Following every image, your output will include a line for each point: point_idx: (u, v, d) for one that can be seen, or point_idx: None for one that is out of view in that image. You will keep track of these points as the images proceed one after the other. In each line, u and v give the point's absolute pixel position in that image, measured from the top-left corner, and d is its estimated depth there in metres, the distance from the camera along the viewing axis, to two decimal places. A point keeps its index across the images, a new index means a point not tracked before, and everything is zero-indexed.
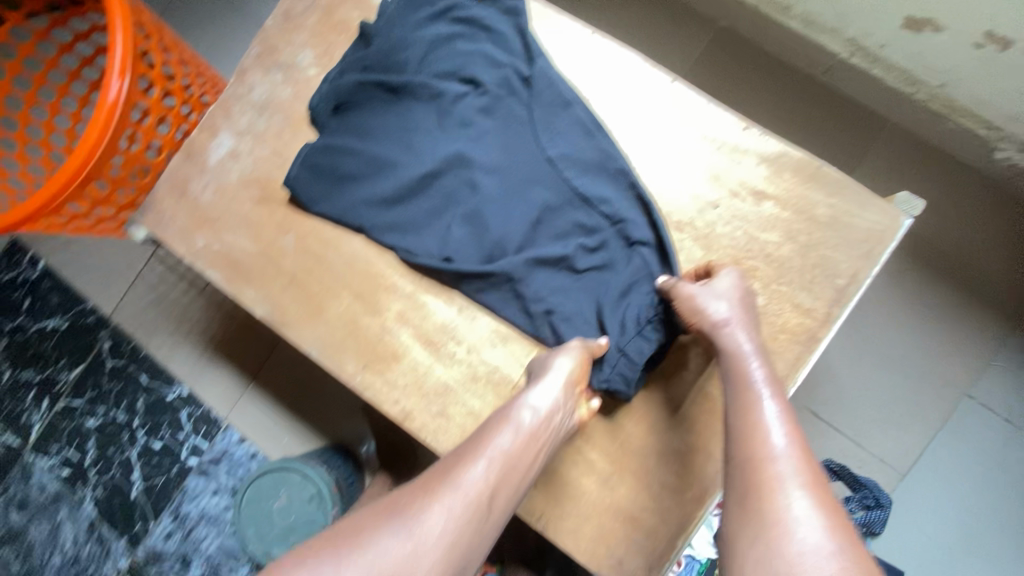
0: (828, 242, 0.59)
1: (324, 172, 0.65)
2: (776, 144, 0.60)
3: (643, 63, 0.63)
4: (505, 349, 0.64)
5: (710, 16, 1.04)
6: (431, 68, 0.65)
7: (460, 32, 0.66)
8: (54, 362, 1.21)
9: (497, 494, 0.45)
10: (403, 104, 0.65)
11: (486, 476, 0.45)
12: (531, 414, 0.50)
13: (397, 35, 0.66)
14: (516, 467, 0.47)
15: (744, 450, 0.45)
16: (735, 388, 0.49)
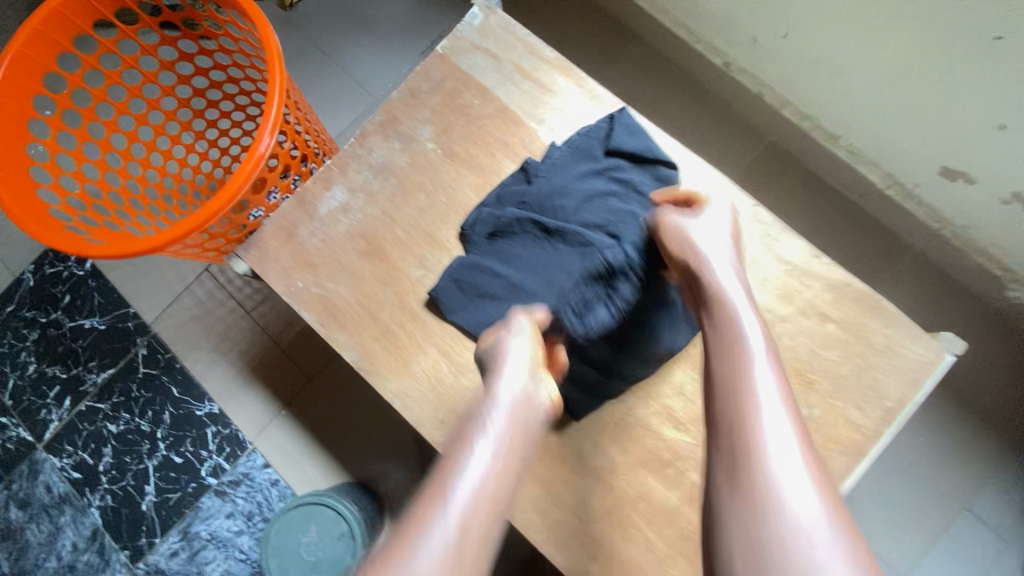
0: (880, 367, 0.67)
1: (466, 288, 0.71)
2: (841, 274, 0.68)
3: (731, 189, 0.72)
4: (578, 425, 0.70)
5: (761, 130, 1.15)
6: (583, 218, 0.70)
7: (614, 188, 0.71)
8: (85, 362, 1.21)
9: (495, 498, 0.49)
10: (553, 245, 0.70)
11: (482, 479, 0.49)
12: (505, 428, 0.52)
13: (556, 180, 0.72)
14: (507, 464, 0.51)
15: (733, 396, 0.48)
16: (722, 327, 0.52)
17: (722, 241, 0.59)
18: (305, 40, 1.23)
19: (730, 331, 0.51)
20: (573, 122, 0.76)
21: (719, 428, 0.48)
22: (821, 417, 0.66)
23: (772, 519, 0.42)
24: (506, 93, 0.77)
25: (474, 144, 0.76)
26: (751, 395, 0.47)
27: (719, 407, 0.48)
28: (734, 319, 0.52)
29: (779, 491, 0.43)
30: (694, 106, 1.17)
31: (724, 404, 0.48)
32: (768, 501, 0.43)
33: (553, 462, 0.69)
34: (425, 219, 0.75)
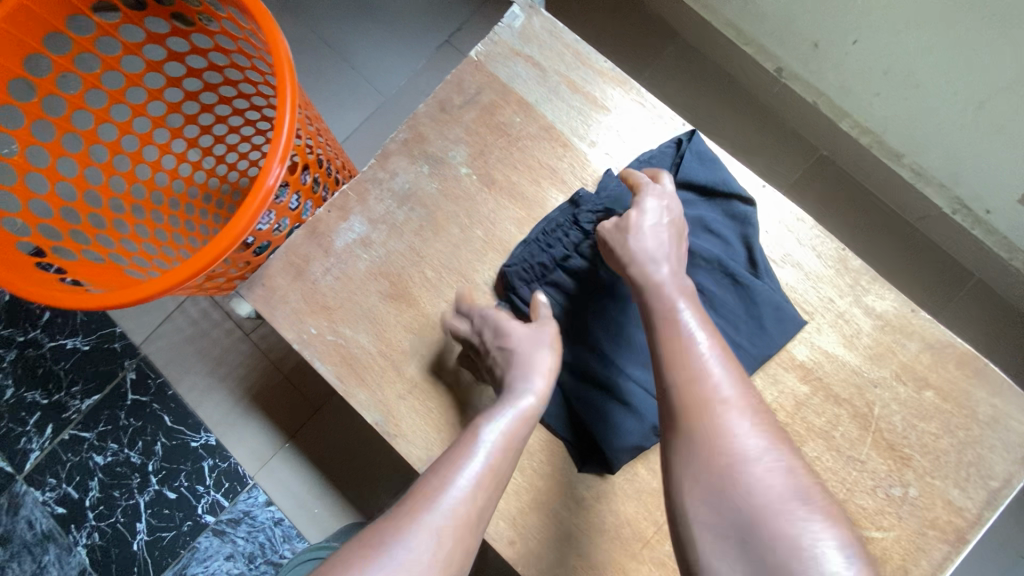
0: (985, 441, 0.58)
1: None
2: (942, 332, 0.59)
3: (815, 226, 0.62)
4: (638, 501, 0.60)
5: (813, 142, 1.05)
6: None
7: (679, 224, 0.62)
8: (67, 387, 1.10)
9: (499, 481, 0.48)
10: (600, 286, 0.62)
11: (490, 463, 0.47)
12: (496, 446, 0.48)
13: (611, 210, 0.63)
14: (515, 449, 0.50)
15: (692, 406, 0.45)
16: (669, 330, 0.49)
17: (665, 229, 0.55)
18: (309, 32, 1.10)
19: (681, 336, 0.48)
20: (630, 145, 0.65)
21: (683, 444, 0.45)
22: (916, 498, 0.58)
23: (761, 527, 0.40)
24: (552, 110, 0.67)
25: (515, 170, 0.66)
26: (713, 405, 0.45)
27: (679, 418, 0.45)
28: (682, 321, 0.49)
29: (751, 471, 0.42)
30: (740, 114, 1.07)
31: (688, 416, 0.45)
32: (752, 515, 0.40)
33: (607, 544, 0.59)
34: (458, 257, 0.65)
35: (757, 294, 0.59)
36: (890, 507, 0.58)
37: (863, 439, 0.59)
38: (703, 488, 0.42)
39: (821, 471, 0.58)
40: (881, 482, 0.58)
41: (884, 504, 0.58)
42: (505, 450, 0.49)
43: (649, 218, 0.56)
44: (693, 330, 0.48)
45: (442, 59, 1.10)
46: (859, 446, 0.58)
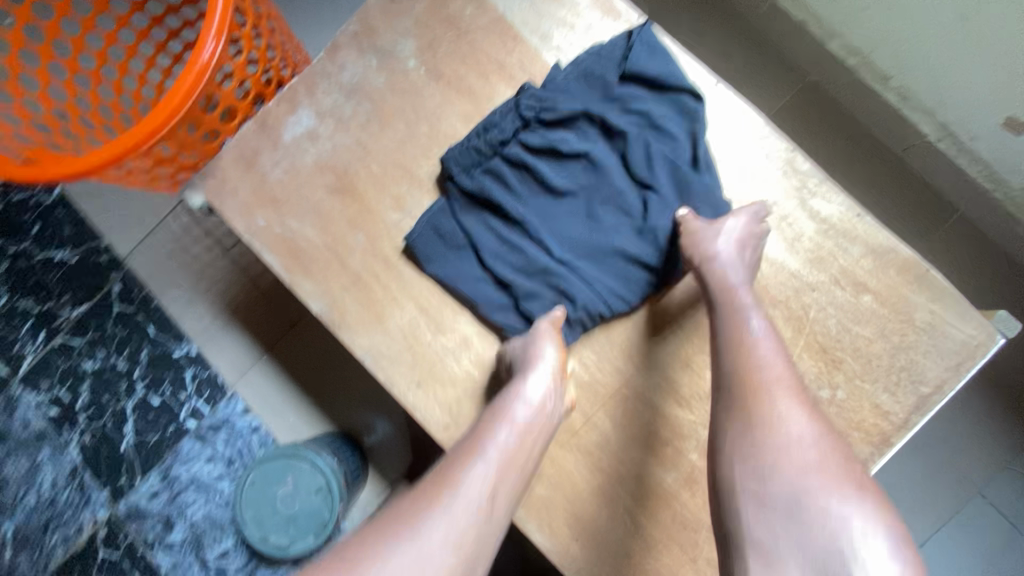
0: (919, 347, 0.58)
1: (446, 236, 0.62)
2: (885, 238, 0.58)
3: (764, 127, 0.61)
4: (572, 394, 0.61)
5: (802, 68, 1.00)
6: (589, 144, 0.61)
7: (621, 118, 0.60)
8: (57, 296, 1.14)
9: (498, 493, 0.46)
10: (549, 174, 0.61)
11: (487, 474, 0.46)
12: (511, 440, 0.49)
13: (562, 97, 0.61)
14: (517, 459, 0.48)
15: (747, 396, 0.47)
16: (734, 328, 0.51)
17: (744, 240, 0.55)
18: None
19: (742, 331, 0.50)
20: (584, 42, 0.64)
21: (728, 422, 0.48)
22: (844, 401, 0.58)
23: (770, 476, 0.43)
24: (504, 2, 0.65)
25: (464, 64, 0.64)
26: (766, 396, 0.47)
27: (730, 405, 0.48)
28: (748, 319, 0.51)
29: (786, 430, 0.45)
30: (727, 36, 1.02)
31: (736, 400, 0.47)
32: (790, 494, 0.42)
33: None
34: (404, 152, 0.65)
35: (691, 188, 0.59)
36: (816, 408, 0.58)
37: (798, 342, 0.58)
38: (749, 465, 0.44)
39: None
40: (811, 384, 0.58)
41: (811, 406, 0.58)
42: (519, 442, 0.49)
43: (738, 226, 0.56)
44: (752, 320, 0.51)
45: None
46: (791, 349, 0.58)
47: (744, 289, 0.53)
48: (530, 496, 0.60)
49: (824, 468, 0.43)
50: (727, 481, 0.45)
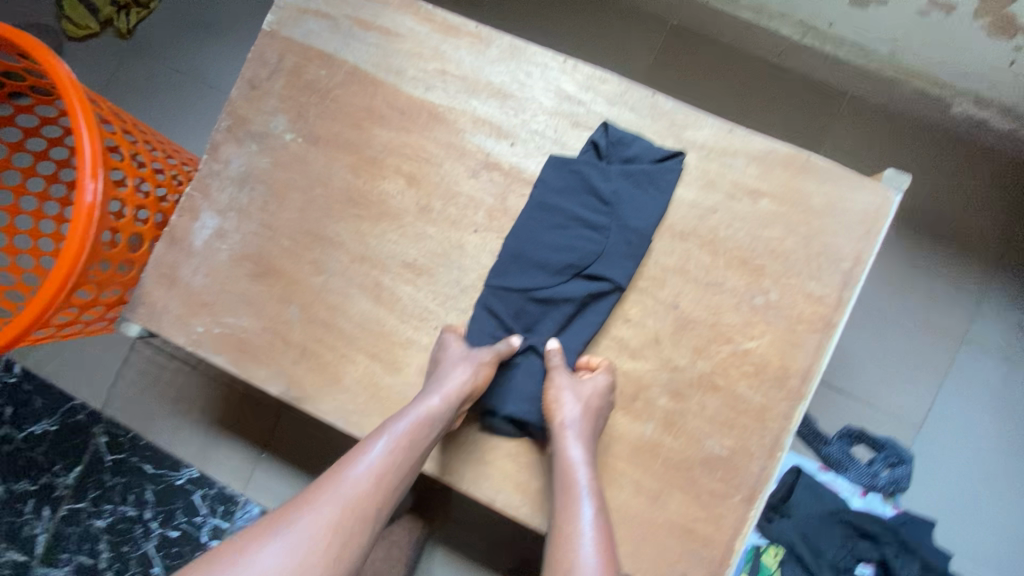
0: (827, 229, 0.61)
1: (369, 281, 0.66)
2: (761, 143, 0.62)
3: (621, 83, 0.64)
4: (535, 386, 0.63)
5: (660, 15, 1.04)
6: (553, 237, 0.62)
7: (565, 203, 0.63)
8: (50, 467, 1.14)
9: (398, 467, 0.54)
10: (532, 280, 0.62)
11: (387, 452, 0.54)
12: (363, 490, 0.52)
13: (531, 211, 0.63)
14: (419, 439, 0.55)
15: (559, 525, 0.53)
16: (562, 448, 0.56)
17: (592, 403, 0.58)
18: (157, 63, 1.15)
19: (565, 505, 0.54)
20: (436, 63, 0.67)
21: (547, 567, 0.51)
22: (779, 301, 0.61)
23: None
24: (353, 52, 0.68)
25: (335, 120, 0.68)
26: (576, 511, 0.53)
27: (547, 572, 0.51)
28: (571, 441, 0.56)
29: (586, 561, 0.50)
30: (582, 8, 1.06)
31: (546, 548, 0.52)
32: None
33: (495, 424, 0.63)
34: (308, 219, 0.67)
35: (655, 176, 0.62)
36: (758, 317, 0.61)
37: (719, 263, 0.61)
38: None
39: (686, 304, 0.62)
40: (744, 297, 0.61)
41: (752, 316, 0.61)
42: (372, 487, 0.52)
43: (565, 386, 0.58)
44: (573, 444, 0.56)
45: None
46: (714, 272, 0.61)
47: (577, 411, 0.57)
48: (529, 492, 0.62)
49: None
50: None
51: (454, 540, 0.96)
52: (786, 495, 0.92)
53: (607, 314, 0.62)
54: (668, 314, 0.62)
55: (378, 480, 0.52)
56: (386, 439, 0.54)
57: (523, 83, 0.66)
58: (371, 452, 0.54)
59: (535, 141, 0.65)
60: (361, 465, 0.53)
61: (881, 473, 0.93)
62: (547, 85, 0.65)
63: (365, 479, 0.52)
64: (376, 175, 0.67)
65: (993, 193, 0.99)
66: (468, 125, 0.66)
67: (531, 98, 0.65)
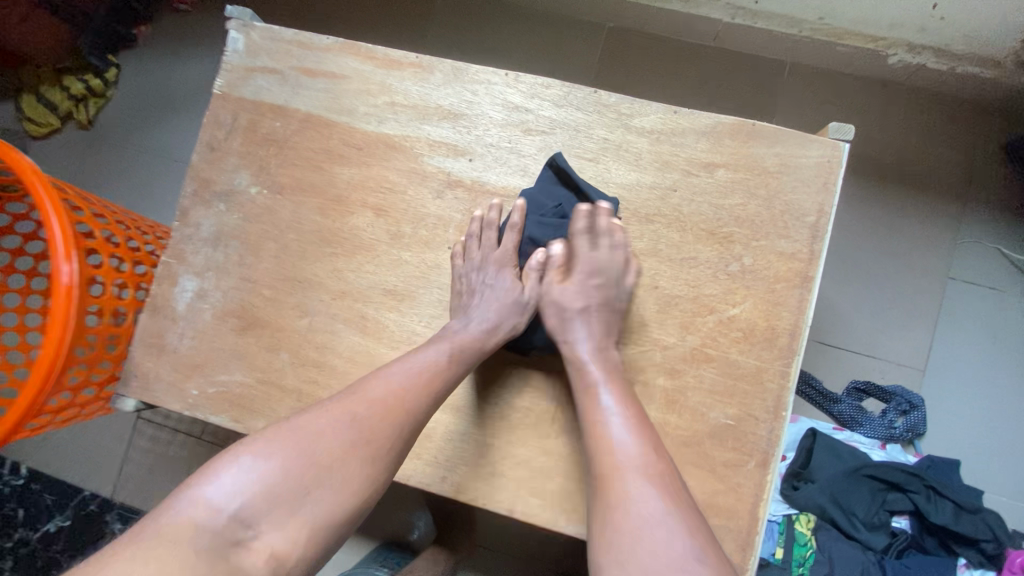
0: (786, 188, 0.63)
1: (353, 315, 0.67)
2: (707, 117, 0.64)
3: (563, 85, 0.66)
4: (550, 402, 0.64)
5: (595, 20, 1.07)
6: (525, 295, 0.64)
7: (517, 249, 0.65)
8: (69, 563, 1.10)
9: (424, 391, 0.55)
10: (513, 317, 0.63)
11: (408, 380, 0.55)
12: (391, 406, 0.53)
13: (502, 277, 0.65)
14: (439, 368, 0.57)
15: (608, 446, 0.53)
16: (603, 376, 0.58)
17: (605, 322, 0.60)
18: (122, 148, 1.17)
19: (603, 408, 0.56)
20: (384, 97, 0.69)
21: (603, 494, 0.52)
22: (753, 264, 0.62)
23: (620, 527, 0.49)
24: (303, 101, 0.70)
25: (297, 167, 0.69)
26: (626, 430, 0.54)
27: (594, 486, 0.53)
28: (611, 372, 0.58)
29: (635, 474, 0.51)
30: (520, 28, 1.09)
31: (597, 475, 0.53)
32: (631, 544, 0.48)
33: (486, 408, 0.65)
34: (285, 265, 0.68)
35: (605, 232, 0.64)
36: (736, 283, 0.62)
37: (688, 238, 0.63)
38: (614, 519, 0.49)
39: (664, 283, 0.63)
40: (718, 266, 0.62)
41: (730, 283, 0.62)
42: (403, 401, 0.54)
43: (576, 293, 0.61)
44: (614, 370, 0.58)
45: None
46: (686, 247, 0.63)
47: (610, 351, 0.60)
48: (545, 497, 0.62)
49: (661, 520, 0.48)
50: (601, 531, 0.50)
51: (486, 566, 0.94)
52: (806, 459, 0.91)
53: None
54: (650, 296, 0.63)
55: (418, 387, 0.55)
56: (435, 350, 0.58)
57: (470, 101, 0.68)
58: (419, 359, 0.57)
59: (491, 153, 0.67)
60: (387, 384, 0.54)
61: (896, 422, 0.93)
62: (494, 99, 0.68)
63: (404, 380, 0.55)
64: (345, 212, 0.68)
65: (945, 132, 1.02)
66: (424, 149, 0.68)
67: (480, 113, 0.68)
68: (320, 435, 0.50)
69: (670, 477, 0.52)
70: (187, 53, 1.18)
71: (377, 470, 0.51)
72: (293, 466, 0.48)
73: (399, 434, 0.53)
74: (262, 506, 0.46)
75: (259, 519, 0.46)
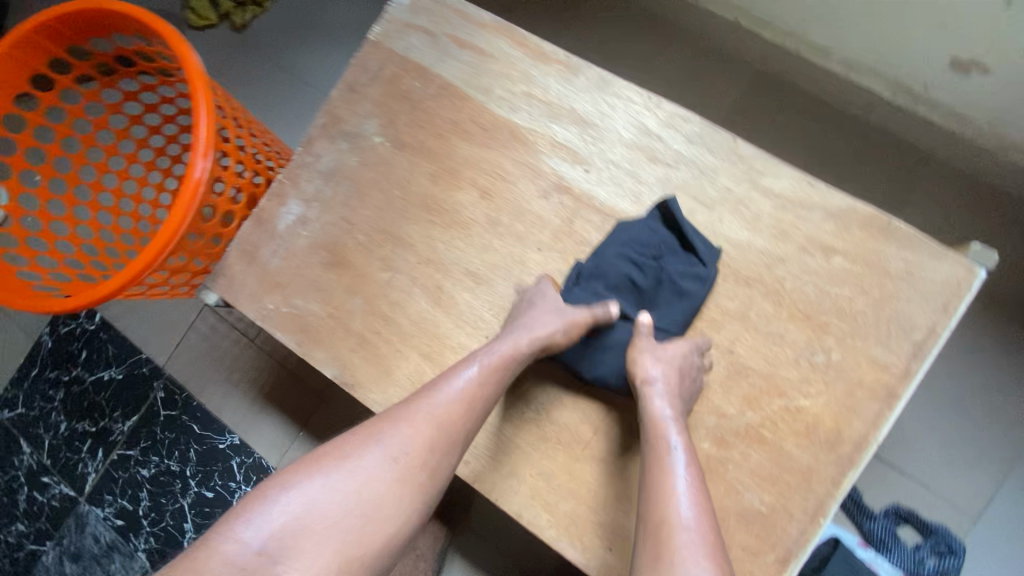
0: (901, 296, 0.59)
1: (432, 283, 0.69)
2: (841, 199, 0.61)
3: (703, 124, 0.65)
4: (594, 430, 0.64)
5: (746, 59, 1.04)
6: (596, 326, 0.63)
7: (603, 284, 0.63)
8: (110, 412, 1.25)
9: (464, 415, 0.55)
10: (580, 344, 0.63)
11: (451, 400, 0.55)
12: (430, 426, 0.54)
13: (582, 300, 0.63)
14: (483, 390, 0.56)
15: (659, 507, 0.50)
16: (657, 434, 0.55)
17: (680, 367, 0.57)
18: (262, 59, 1.24)
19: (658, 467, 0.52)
20: (524, 86, 0.70)
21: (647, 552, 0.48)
22: (840, 362, 0.59)
23: None
24: (447, 69, 0.72)
25: (422, 130, 0.72)
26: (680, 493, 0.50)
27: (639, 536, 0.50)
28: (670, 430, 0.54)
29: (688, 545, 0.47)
30: (667, 47, 1.07)
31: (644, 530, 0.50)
32: None
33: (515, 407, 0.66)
34: (384, 218, 0.71)
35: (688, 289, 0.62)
36: (816, 375, 0.60)
37: (780, 315, 0.61)
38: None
39: (741, 351, 0.61)
40: (803, 352, 0.60)
41: (809, 373, 0.60)
42: (448, 418, 0.54)
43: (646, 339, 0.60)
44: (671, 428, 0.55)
45: None
46: (776, 323, 0.61)
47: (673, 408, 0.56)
48: (556, 514, 0.63)
49: None
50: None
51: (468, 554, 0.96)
52: (819, 564, 0.85)
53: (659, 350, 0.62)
54: (722, 358, 0.61)
55: (465, 407, 0.55)
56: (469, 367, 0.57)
57: (605, 114, 0.67)
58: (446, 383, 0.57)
59: (610, 171, 0.67)
60: (428, 404, 0.55)
61: (927, 561, 0.85)
62: (630, 119, 0.67)
63: (445, 403, 0.55)
64: (453, 185, 0.70)
65: None
66: (546, 147, 0.68)
67: (612, 129, 0.67)
68: (363, 463, 0.52)
69: (720, 550, 0.48)
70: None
71: (410, 491, 0.52)
72: (332, 499, 0.50)
73: (441, 459, 0.53)
74: (296, 539, 0.48)
75: (292, 551, 0.48)
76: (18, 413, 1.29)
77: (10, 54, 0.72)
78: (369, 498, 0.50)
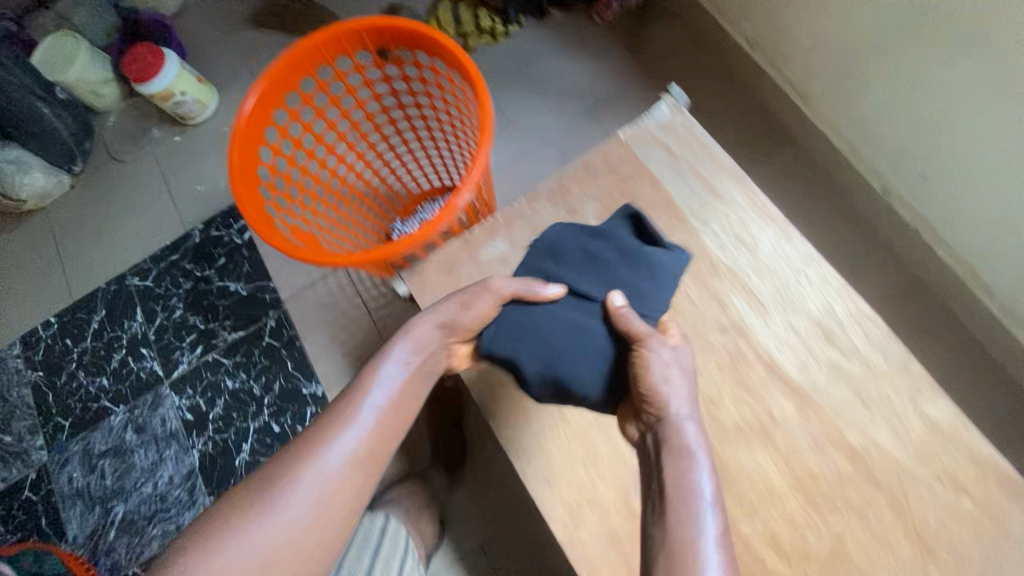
0: (1013, 558, 0.64)
1: None
2: (987, 448, 0.67)
3: (885, 331, 0.72)
4: None
5: (909, 262, 1.12)
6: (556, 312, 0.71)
7: (551, 266, 0.75)
8: (221, 319, 1.37)
9: (411, 383, 0.70)
10: (538, 319, 0.71)
11: (400, 375, 0.69)
12: (389, 398, 0.68)
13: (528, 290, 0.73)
14: (419, 367, 0.71)
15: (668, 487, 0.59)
16: (670, 429, 0.63)
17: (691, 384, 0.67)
18: None
19: (674, 460, 0.61)
20: (736, 230, 0.79)
21: (662, 529, 0.57)
22: None
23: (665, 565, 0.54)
24: (675, 188, 0.82)
25: None
26: (693, 483, 0.59)
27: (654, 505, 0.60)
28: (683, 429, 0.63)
29: (701, 527, 0.56)
30: (838, 222, 1.17)
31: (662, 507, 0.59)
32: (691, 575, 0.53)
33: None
34: None
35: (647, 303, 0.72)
36: None
37: (895, 526, 0.66)
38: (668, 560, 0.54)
39: (848, 541, 0.67)
40: (904, 567, 0.65)
41: None
42: (398, 386, 0.69)
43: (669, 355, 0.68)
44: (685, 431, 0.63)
45: (578, 121, 1.35)
46: (889, 530, 0.66)
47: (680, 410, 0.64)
48: None
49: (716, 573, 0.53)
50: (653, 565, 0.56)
51: (464, 533, 1.22)
52: None
53: (773, 509, 0.68)
54: (830, 541, 0.67)
55: (415, 381, 0.70)
56: (399, 357, 0.70)
57: (800, 282, 0.75)
58: (379, 371, 0.69)
59: (785, 333, 0.73)
60: (382, 379, 0.69)
61: None
62: (821, 298, 0.74)
63: (394, 376, 0.69)
64: None
65: None
66: (737, 288, 0.76)
67: (801, 298, 0.74)
68: (340, 434, 0.65)
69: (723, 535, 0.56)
70: (576, 58, 1.40)
71: (384, 442, 0.66)
72: (323, 468, 0.63)
73: (399, 411, 0.68)
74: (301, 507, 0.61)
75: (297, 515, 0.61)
76: (145, 286, 1.44)
77: (338, 37, 0.86)
78: (353, 457, 0.64)
